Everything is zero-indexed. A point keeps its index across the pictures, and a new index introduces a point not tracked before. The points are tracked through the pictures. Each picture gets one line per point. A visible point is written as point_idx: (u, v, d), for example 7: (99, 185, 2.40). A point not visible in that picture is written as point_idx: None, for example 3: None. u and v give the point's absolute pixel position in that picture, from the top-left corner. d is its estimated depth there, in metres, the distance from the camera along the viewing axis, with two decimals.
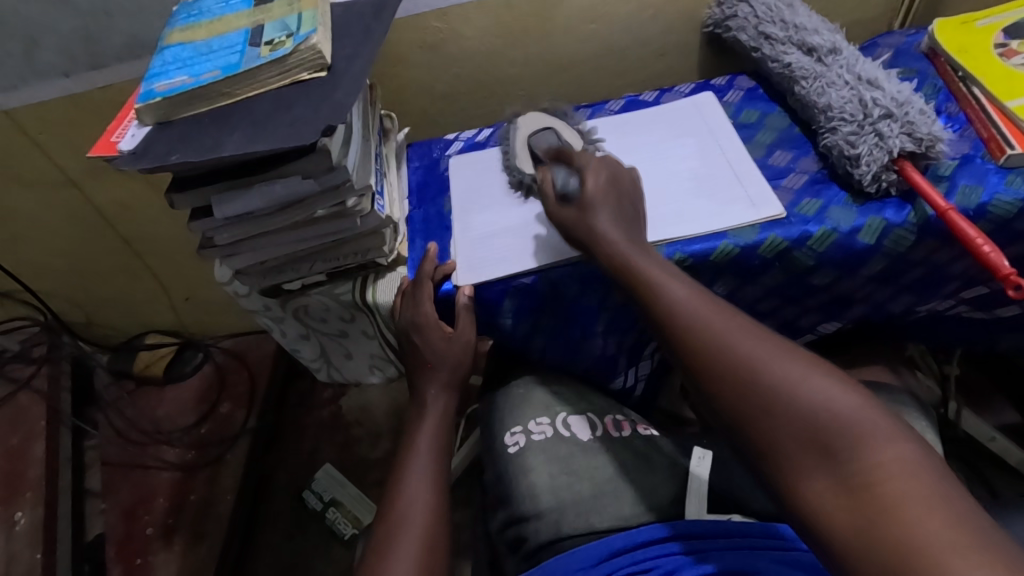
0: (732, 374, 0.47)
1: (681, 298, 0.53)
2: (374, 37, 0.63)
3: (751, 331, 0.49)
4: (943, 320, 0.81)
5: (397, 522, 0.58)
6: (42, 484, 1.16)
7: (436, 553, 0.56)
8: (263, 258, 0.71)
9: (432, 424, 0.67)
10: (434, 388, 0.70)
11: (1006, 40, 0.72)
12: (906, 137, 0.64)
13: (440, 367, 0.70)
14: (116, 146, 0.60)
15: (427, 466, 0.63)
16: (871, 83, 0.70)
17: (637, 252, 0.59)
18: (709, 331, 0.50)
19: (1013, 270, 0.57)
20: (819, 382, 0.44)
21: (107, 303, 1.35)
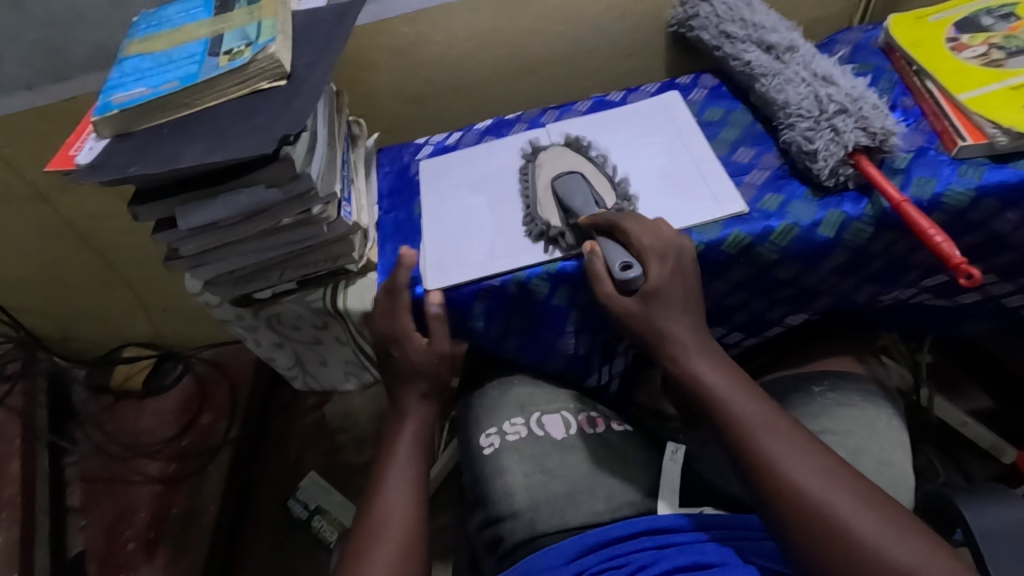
0: (799, 510, 0.51)
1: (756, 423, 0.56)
2: (335, 44, 0.63)
3: (815, 460, 0.54)
4: (909, 310, 0.83)
5: (376, 522, 0.60)
6: (18, 502, 1.14)
7: (413, 552, 0.58)
8: (231, 268, 0.71)
9: (410, 431, 0.69)
10: (413, 397, 0.71)
11: (957, 34, 0.73)
12: (860, 131, 0.65)
13: (423, 377, 0.72)
14: (75, 159, 0.59)
15: (408, 469, 0.66)
16: (827, 79, 0.71)
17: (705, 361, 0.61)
18: (767, 462, 0.54)
19: (964, 259, 0.58)
20: (879, 525, 0.49)
21: (82, 317, 1.34)
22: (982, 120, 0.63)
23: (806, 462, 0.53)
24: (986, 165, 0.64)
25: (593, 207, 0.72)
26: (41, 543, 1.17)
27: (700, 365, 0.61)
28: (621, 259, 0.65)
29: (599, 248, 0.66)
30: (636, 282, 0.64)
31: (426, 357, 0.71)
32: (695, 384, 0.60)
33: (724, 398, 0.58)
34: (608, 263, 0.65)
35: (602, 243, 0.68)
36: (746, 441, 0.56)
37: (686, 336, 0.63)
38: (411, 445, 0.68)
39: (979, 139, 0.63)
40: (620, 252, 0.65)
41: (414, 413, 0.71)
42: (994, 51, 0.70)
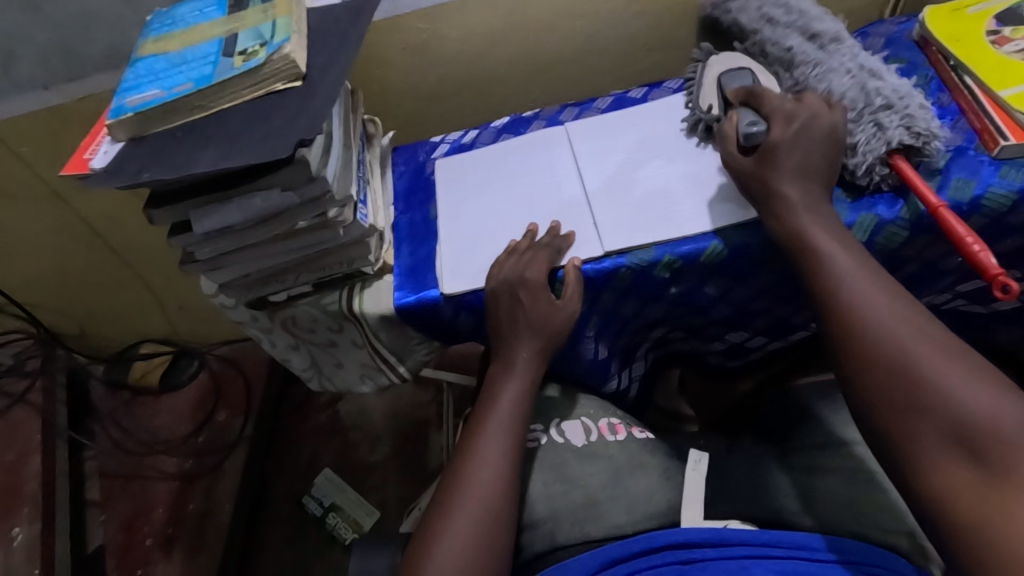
0: (889, 365, 0.52)
1: (850, 279, 0.57)
2: (351, 44, 0.62)
3: (917, 324, 0.53)
4: (940, 316, 0.80)
5: (463, 487, 0.57)
6: (39, 498, 1.15)
7: (493, 531, 0.55)
8: (246, 272, 0.70)
9: (513, 389, 0.63)
10: (525, 351, 0.65)
11: (998, 28, 0.70)
12: (904, 129, 0.62)
13: (535, 330, 0.65)
14: (89, 163, 0.59)
15: (504, 436, 0.60)
16: (873, 74, 0.68)
17: (821, 229, 0.59)
18: (868, 322, 0.54)
19: (1001, 269, 0.55)
20: (988, 395, 0.48)
21: (100, 314, 1.34)
22: None
23: (907, 333, 0.53)
24: None
25: (614, 209, 0.70)
26: (62, 538, 1.18)
27: (808, 224, 0.59)
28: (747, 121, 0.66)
29: (734, 114, 0.67)
30: (758, 137, 0.64)
31: (537, 307, 0.65)
32: (801, 243, 0.59)
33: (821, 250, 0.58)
34: (737, 123, 0.66)
35: (621, 247, 0.66)
36: (844, 297, 0.56)
37: (796, 195, 0.61)
38: (511, 408, 0.62)
39: (1022, 139, 0.60)
40: (751, 115, 0.66)
41: (521, 368, 0.65)
42: None
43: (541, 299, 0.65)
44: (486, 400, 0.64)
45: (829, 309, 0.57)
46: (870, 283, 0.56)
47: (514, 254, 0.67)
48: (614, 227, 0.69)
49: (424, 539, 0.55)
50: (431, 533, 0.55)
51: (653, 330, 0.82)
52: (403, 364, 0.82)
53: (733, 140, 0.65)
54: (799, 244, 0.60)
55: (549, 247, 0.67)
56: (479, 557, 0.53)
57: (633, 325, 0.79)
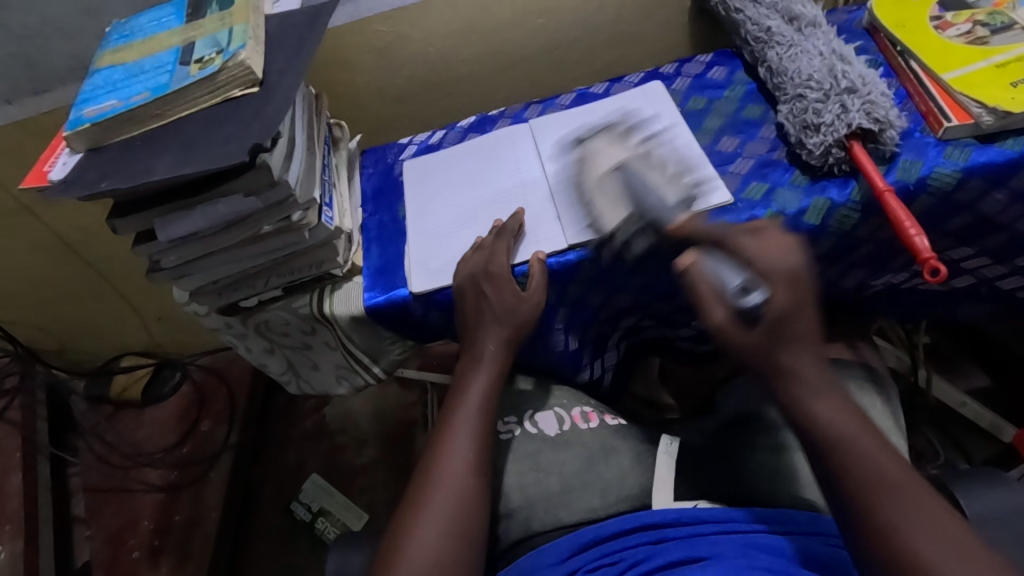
0: (890, 562, 0.44)
1: (850, 442, 0.48)
2: (307, 48, 0.62)
3: (921, 503, 0.45)
4: (902, 294, 0.82)
5: (436, 479, 0.58)
6: (20, 515, 1.15)
7: (466, 519, 0.56)
8: (214, 278, 0.70)
9: (481, 381, 0.64)
10: (493, 342, 0.66)
11: (941, 13, 0.72)
12: (865, 114, 0.63)
13: (501, 322, 0.66)
14: (47, 175, 0.59)
15: (474, 426, 0.62)
16: (843, 57, 0.70)
17: (812, 365, 0.52)
18: (879, 510, 0.46)
19: (932, 253, 0.57)
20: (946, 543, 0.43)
21: (77, 329, 1.34)
22: (967, 100, 0.62)
23: (909, 515, 0.45)
24: (973, 146, 0.63)
25: (575, 201, 0.72)
26: (46, 555, 1.17)
27: (798, 361, 0.52)
28: (734, 283, 0.58)
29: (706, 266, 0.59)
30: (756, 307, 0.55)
31: (502, 298, 0.66)
32: (803, 396, 0.51)
33: (821, 408, 0.50)
34: (724, 287, 0.58)
35: (584, 240, 0.68)
36: (844, 458, 0.48)
37: (807, 351, 0.52)
38: (481, 398, 0.64)
39: (964, 119, 0.62)
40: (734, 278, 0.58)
41: (489, 360, 0.66)
42: (978, 28, 0.69)
43: (508, 290, 0.66)
44: (455, 394, 0.65)
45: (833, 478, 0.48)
46: (873, 450, 0.48)
47: (479, 248, 0.68)
48: (575, 221, 0.70)
49: (397, 533, 0.55)
50: (405, 526, 0.55)
51: (623, 320, 0.83)
52: (378, 364, 0.83)
53: (724, 302, 0.56)
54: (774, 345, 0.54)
55: (510, 235, 0.69)
56: (453, 546, 0.54)
57: (604, 316, 0.80)
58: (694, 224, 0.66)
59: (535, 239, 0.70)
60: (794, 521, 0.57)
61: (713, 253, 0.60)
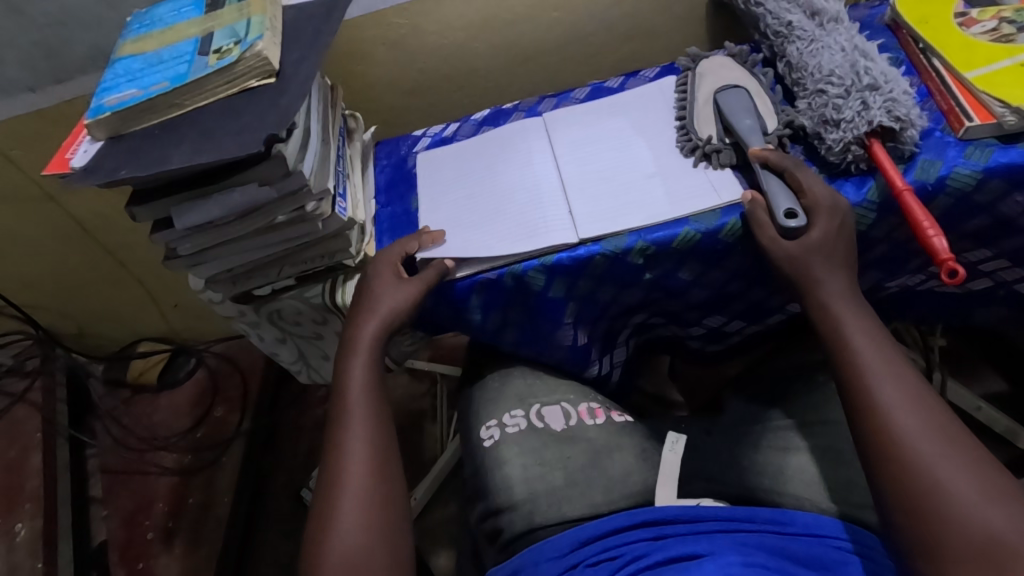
0: (901, 479, 0.49)
1: (880, 376, 0.54)
2: (323, 40, 0.63)
3: (945, 432, 0.50)
4: (918, 296, 0.81)
5: (340, 477, 0.59)
6: (40, 494, 1.17)
7: (381, 508, 0.58)
8: (228, 266, 0.71)
9: (360, 368, 0.65)
10: (367, 327, 0.67)
11: (966, 9, 0.70)
12: (886, 112, 0.62)
13: (373, 310, 0.67)
14: (69, 163, 0.60)
15: (367, 415, 0.63)
16: (865, 54, 0.69)
17: (855, 321, 0.58)
18: (895, 430, 0.51)
19: (951, 254, 0.57)
20: (967, 480, 0.47)
21: (96, 314, 1.36)
22: (990, 98, 0.61)
23: (931, 440, 0.50)
24: (994, 146, 0.61)
25: (588, 196, 0.72)
26: (65, 533, 1.20)
27: (843, 315, 0.58)
28: (784, 204, 0.62)
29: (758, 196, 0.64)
30: (795, 231, 0.61)
31: (383, 284, 0.69)
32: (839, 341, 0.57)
33: (858, 352, 0.56)
34: (772, 208, 0.63)
35: (596, 235, 0.68)
36: (874, 410, 0.53)
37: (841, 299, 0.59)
38: (364, 384, 0.64)
39: (986, 119, 0.61)
40: (785, 200, 0.63)
41: (364, 343, 0.66)
42: (1004, 26, 0.67)
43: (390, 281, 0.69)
44: (337, 386, 0.65)
45: (857, 407, 0.54)
46: (898, 385, 0.53)
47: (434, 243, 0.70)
48: (588, 217, 0.70)
49: (319, 530, 0.57)
50: (324, 521, 0.57)
51: (633, 316, 0.83)
52: None
53: (767, 226, 0.62)
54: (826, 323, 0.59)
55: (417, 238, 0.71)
56: (371, 533, 0.56)
57: (613, 312, 0.80)
58: (730, 154, 0.69)
59: (546, 233, 0.70)
60: (792, 523, 0.58)
61: (777, 179, 0.64)
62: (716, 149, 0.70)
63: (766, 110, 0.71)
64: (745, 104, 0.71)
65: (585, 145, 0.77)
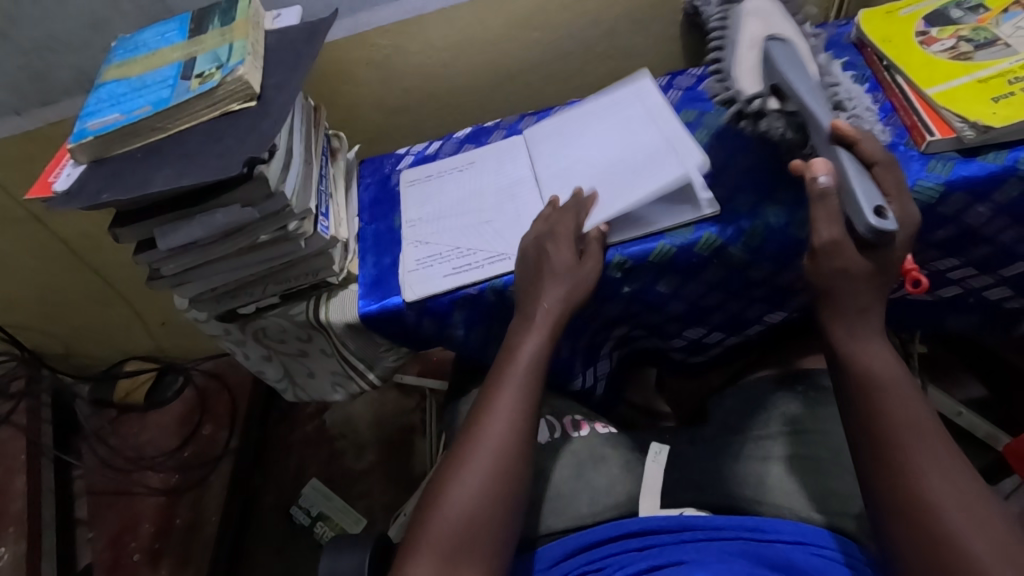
0: (911, 510, 0.46)
1: (907, 432, 0.49)
2: (303, 64, 0.64)
3: (976, 505, 0.45)
4: (892, 305, 0.83)
5: (477, 442, 0.58)
6: (24, 517, 1.16)
7: (505, 484, 0.56)
8: (212, 286, 0.72)
9: (533, 343, 0.63)
10: (547, 300, 0.64)
11: (927, 28, 0.73)
12: (851, 128, 0.64)
13: (561, 281, 0.65)
14: (52, 186, 0.61)
15: (518, 391, 0.61)
16: (832, 74, 0.71)
17: (856, 335, 0.55)
18: (911, 459, 0.48)
19: (915, 264, 0.58)
20: (982, 525, 0.44)
21: (82, 334, 1.36)
22: (950, 114, 0.63)
23: (950, 475, 0.47)
24: (955, 159, 0.64)
25: None
26: (49, 556, 1.19)
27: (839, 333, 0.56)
28: (870, 195, 0.54)
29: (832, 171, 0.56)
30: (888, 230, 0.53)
31: (562, 260, 0.65)
32: (860, 380, 0.53)
33: (883, 399, 0.51)
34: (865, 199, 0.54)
35: None
36: (886, 434, 0.49)
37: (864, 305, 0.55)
38: (528, 360, 0.62)
39: (946, 134, 0.63)
40: (874, 194, 0.55)
41: (540, 321, 0.64)
42: (962, 44, 0.70)
43: (567, 252, 0.66)
44: (505, 354, 0.64)
45: (879, 464, 0.49)
46: (914, 409, 0.50)
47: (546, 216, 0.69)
48: None
49: (431, 491, 0.57)
50: (440, 485, 0.57)
51: (615, 328, 0.84)
52: (373, 370, 0.84)
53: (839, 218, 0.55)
54: (834, 332, 0.56)
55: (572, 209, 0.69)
56: (485, 508, 0.55)
57: (595, 325, 0.81)
58: (784, 117, 0.67)
59: None
60: (772, 529, 0.59)
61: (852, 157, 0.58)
62: (760, 107, 0.68)
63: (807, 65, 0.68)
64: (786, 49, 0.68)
65: (574, 160, 0.78)
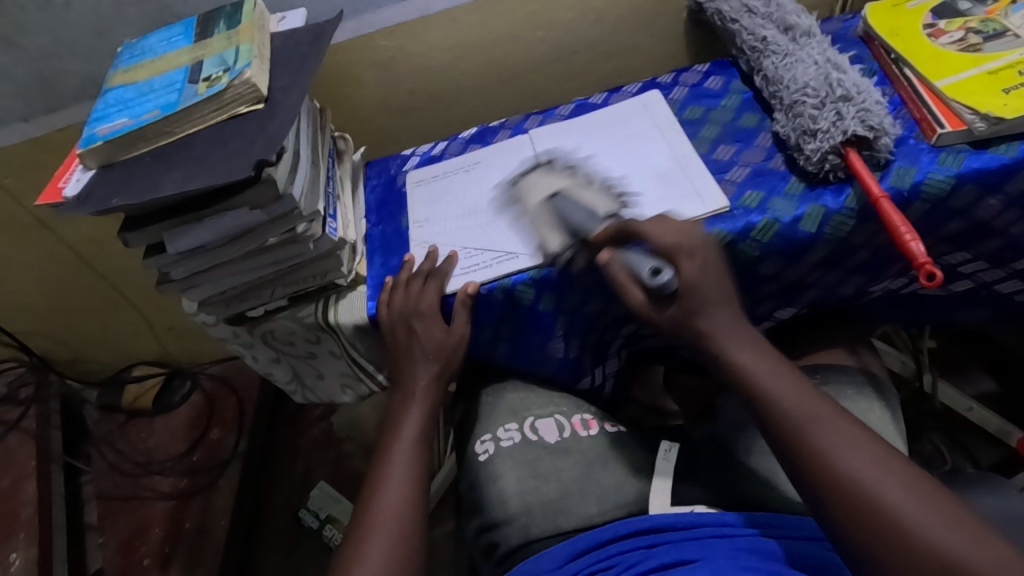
0: (862, 516, 0.48)
1: (830, 444, 0.52)
2: (309, 66, 0.64)
3: (885, 462, 0.50)
4: (902, 299, 0.82)
5: (374, 512, 0.59)
6: (35, 523, 1.16)
7: (408, 545, 0.57)
8: (221, 289, 0.72)
9: (413, 415, 0.68)
10: (423, 378, 0.70)
11: (935, 21, 0.73)
12: (859, 122, 0.64)
13: (429, 357, 0.70)
14: (62, 192, 0.61)
15: (409, 461, 0.64)
16: (838, 66, 0.71)
17: (753, 363, 0.57)
18: (843, 467, 0.50)
19: (928, 258, 0.58)
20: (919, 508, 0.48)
21: (90, 340, 1.36)
22: (960, 106, 0.63)
23: (878, 472, 0.50)
24: (966, 152, 0.63)
25: None
26: (60, 561, 1.19)
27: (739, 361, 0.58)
28: (646, 267, 0.62)
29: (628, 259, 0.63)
30: (671, 285, 0.60)
31: (430, 334, 0.70)
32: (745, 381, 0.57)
33: (800, 420, 0.53)
34: (639, 271, 0.62)
35: (583, 248, 0.69)
36: (814, 452, 0.52)
37: (726, 321, 0.60)
38: (410, 432, 0.67)
39: (957, 126, 0.63)
40: (647, 259, 0.62)
41: (418, 394, 0.69)
42: (971, 35, 0.69)
43: (435, 327, 0.70)
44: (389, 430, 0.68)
45: (790, 459, 0.53)
46: (824, 420, 0.53)
47: (400, 288, 0.72)
48: None
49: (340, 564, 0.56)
50: (346, 560, 0.56)
51: (623, 327, 0.84)
52: (381, 372, 0.84)
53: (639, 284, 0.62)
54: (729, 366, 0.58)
55: (437, 275, 0.72)
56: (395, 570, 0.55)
57: (604, 324, 0.81)
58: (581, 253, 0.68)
59: (539, 247, 0.71)
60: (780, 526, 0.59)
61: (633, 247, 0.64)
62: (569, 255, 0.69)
63: (597, 206, 0.70)
64: (575, 205, 0.70)
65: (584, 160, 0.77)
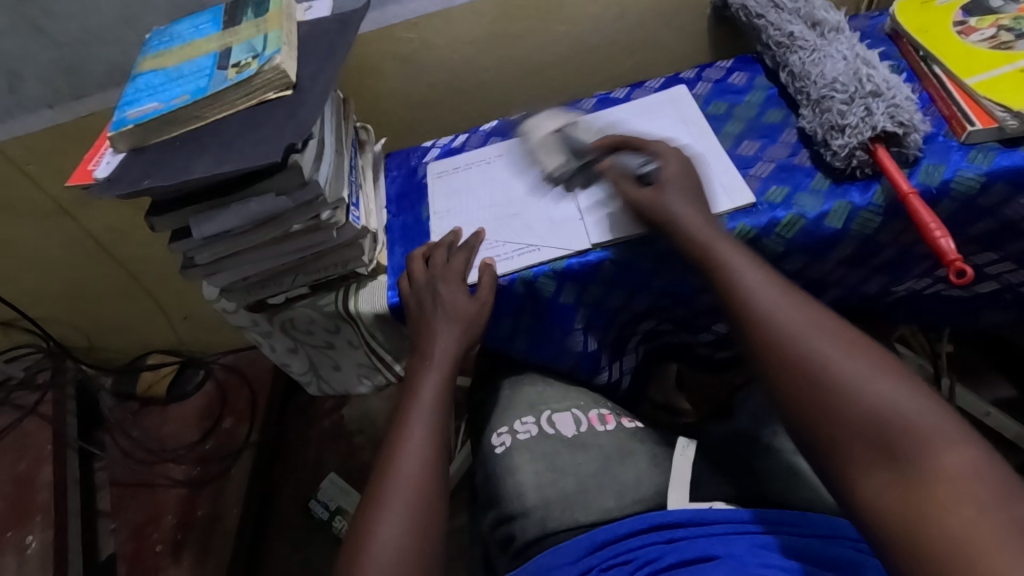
0: (797, 369, 0.50)
1: (771, 313, 0.54)
2: (338, 54, 0.65)
3: (823, 326, 0.52)
4: (925, 300, 0.82)
5: (394, 478, 0.57)
6: (51, 507, 1.17)
7: (427, 517, 0.55)
8: (244, 275, 0.72)
9: (433, 379, 0.65)
10: (445, 340, 0.67)
11: (965, 18, 0.72)
12: (889, 117, 0.63)
13: (452, 320, 0.68)
14: (92, 174, 0.62)
15: (427, 425, 0.61)
16: (867, 62, 0.70)
17: (714, 239, 0.61)
18: (785, 328, 0.52)
19: (958, 255, 0.57)
20: (855, 360, 0.48)
21: (107, 326, 1.38)
22: (991, 104, 0.62)
23: (815, 332, 0.51)
24: (997, 150, 0.63)
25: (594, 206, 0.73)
26: (74, 545, 1.19)
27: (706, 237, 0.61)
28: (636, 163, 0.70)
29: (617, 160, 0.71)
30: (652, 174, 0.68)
31: (454, 302, 0.68)
32: (700, 250, 0.61)
33: (754, 295, 0.56)
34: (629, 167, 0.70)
35: (606, 241, 0.69)
36: (759, 324, 0.54)
37: (688, 216, 0.63)
38: (433, 395, 0.64)
39: (987, 124, 0.62)
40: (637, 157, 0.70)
41: (442, 351, 0.67)
42: (1002, 33, 0.69)
43: (459, 292, 0.69)
44: (409, 391, 0.65)
45: (745, 332, 0.55)
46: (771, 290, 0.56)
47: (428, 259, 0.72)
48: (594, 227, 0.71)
49: (357, 532, 0.55)
50: (363, 527, 0.55)
51: (641, 323, 0.84)
52: (399, 362, 0.84)
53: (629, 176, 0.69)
54: (693, 245, 0.62)
55: (465, 248, 0.72)
56: (414, 542, 0.53)
57: (622, 319, 0.81)
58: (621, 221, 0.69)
59: (559, 239, 0.71)
60: (817, 525, 0.57)
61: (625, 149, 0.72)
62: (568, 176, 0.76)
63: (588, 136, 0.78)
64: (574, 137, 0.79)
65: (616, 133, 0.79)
